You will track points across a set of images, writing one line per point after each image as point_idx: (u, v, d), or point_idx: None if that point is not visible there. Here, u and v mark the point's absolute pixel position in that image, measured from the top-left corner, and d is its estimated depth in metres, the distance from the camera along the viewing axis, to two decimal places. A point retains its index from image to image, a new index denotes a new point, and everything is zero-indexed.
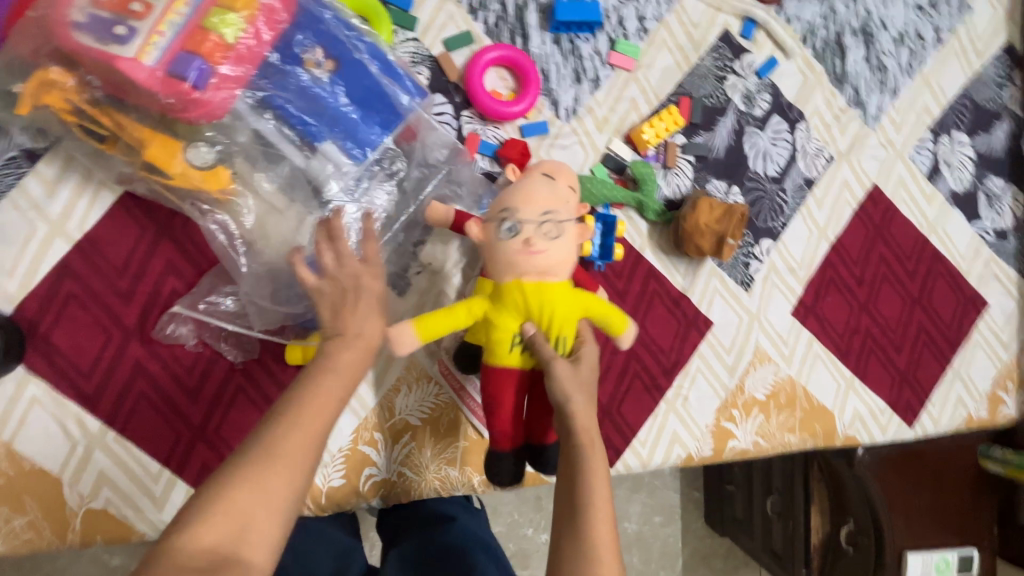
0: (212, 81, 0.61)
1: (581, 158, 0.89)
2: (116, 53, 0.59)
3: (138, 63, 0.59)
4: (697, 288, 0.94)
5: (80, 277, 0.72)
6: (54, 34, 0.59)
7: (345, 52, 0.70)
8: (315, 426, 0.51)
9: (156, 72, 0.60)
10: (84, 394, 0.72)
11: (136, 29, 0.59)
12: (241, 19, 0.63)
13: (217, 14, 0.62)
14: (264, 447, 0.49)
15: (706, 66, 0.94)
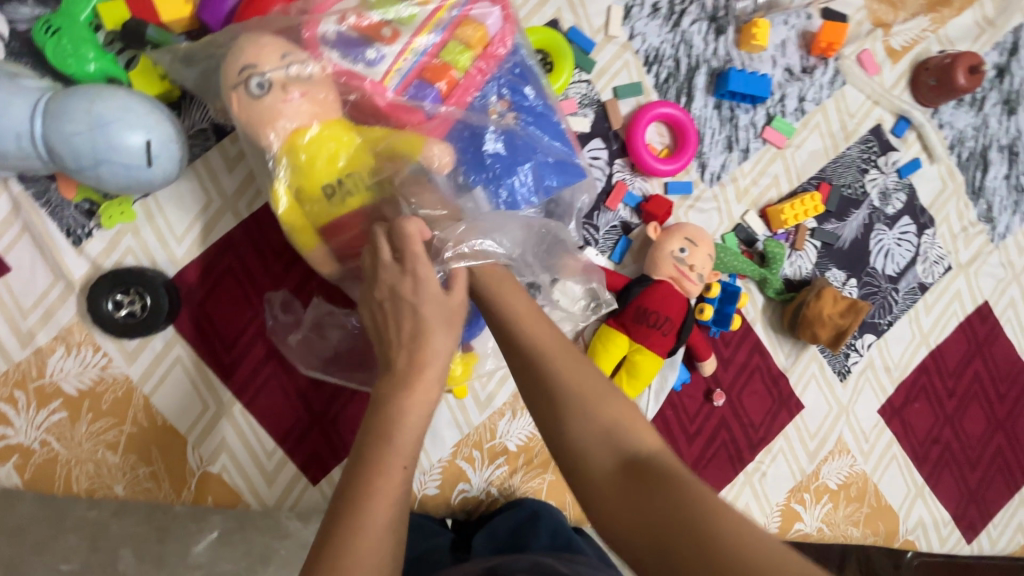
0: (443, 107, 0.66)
1: (715, 225, 0.90)
2: (362, 74, 0.63)
3: (382, 87, 0.65)
4: (796, 369, 0.95)
5: (241, 253, 0.75)
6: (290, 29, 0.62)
7: (525, 111, 0.71)
8: (382, 512, 0.43)
9: (396, 97, 0.64)
10: (222, 364, 0.75)
11: (385, 53, 0.64)
12: (472, 58, 0.67)
13: (454, 51, 0.66)
14: (332, 562, 0.41)
15: (852, 156, 0.95)
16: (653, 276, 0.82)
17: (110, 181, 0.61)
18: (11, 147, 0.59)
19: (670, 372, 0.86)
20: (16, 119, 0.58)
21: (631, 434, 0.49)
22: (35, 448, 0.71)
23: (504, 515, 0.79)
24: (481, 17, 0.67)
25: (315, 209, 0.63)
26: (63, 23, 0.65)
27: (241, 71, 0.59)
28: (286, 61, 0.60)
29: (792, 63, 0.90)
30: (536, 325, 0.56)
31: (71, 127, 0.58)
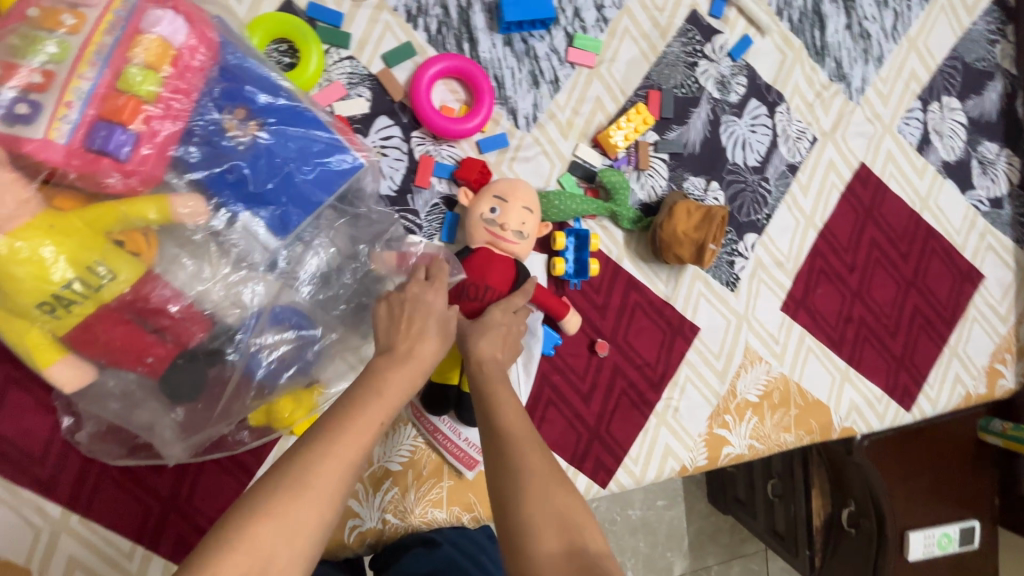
0: (139, 149, 0.56)
1: (546, 171, 0.83)
2: (23, 135, 0.52)
3: (52, 143, 0.52)
4: (680, 294, 0.89)
5: (14, 359, 0.66)
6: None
7: (271, 114, 0.63)
8: (350, 454, 0.45)
9: (75, 149, 0.53)
10: (39, 480, 0.68)
11: (41, 103, 0.52)
12: (161, 79, 0.57)
13: (132, 77, 0.55)
14: (280, 491, 0.41)
15: (675, 53, 0.86)
16: (474, 244, 0.74)
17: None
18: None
19: (536, 342, 0.79)
20: None
21: (582, 529, 0.47)
22: None
23: (413, 553, 0.73)
24: (154, 26, 0.57)
25: (41, 318, 0.55)
26: None
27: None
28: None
29: None
30: (516, 416, 0.53)
31: None
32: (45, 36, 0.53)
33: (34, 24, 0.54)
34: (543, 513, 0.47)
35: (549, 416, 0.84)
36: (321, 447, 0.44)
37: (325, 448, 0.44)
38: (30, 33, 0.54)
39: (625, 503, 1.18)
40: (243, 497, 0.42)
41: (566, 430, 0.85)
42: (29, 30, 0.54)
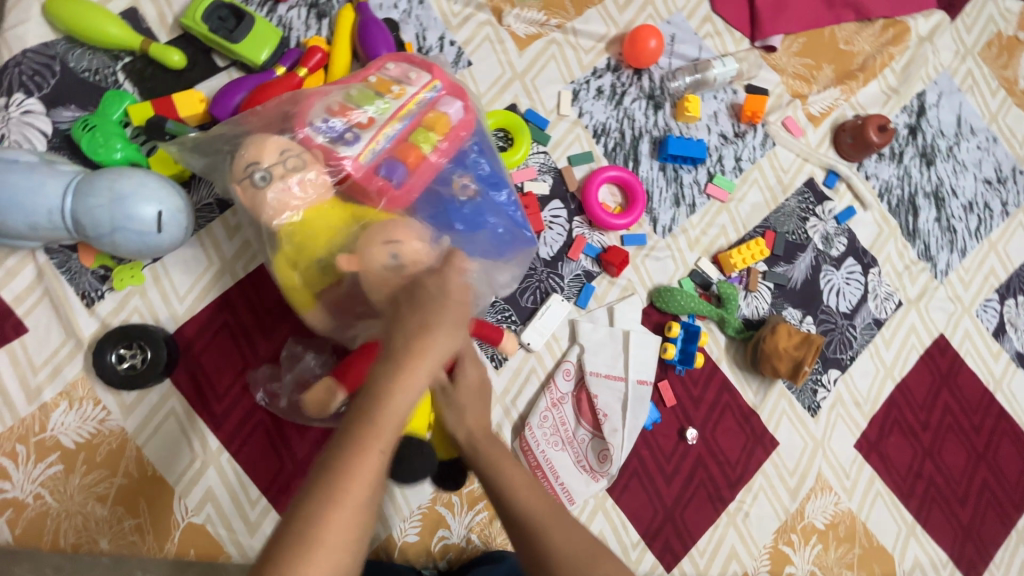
0: (408, 180, 0.75)
1: (671, 271, 0.99)
2: (342, 152, 0.73)
3: (359, 162, 0.73)
4: (766, 406, 0.99)
5: (235, 310, 0.82)
6: (285, 115, 0.75)
7: (487, 185, 0.81)
8: (335, 547, 0.45)
9: (369, 170, 0.73)
10: (212, 414, 0.80)
11: (360, 135, 0.74)
12: (437, 141, 0.77)
13: (421, 134, 0.77)
14: (301, 548, 0.44)
15: (791, 206, 1.05)
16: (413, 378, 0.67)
17: (129, 246, 0.71)
18: (43, 221, 0.68)
19: (640, 411, 0.88)
20: (48, 194, 0.68)
21: None
22: (28, 502, 0.74)
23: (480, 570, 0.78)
24: (446, 108, 0.79)
25: (297, 279, 0.70)
26: (97, 120, 0.77)
27: (247, 168, 0.68)
28: (275, 142, 0.70)
29: (725, 130, 1.03)
30: (524, 491, 0.63)
31: (94, 201, 0.68)
32: (377, 96, 0.77)
33: (372, 87, 0.78)
34: None
35: (632, 486, 0.91)
36: (324, 500, 0.46)
37: (327, 498, 0.45)
38: (366, 91, 0.77)
39: None
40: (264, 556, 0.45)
41: (644, 504, 0.91)
42: (367, 90, 0.77)
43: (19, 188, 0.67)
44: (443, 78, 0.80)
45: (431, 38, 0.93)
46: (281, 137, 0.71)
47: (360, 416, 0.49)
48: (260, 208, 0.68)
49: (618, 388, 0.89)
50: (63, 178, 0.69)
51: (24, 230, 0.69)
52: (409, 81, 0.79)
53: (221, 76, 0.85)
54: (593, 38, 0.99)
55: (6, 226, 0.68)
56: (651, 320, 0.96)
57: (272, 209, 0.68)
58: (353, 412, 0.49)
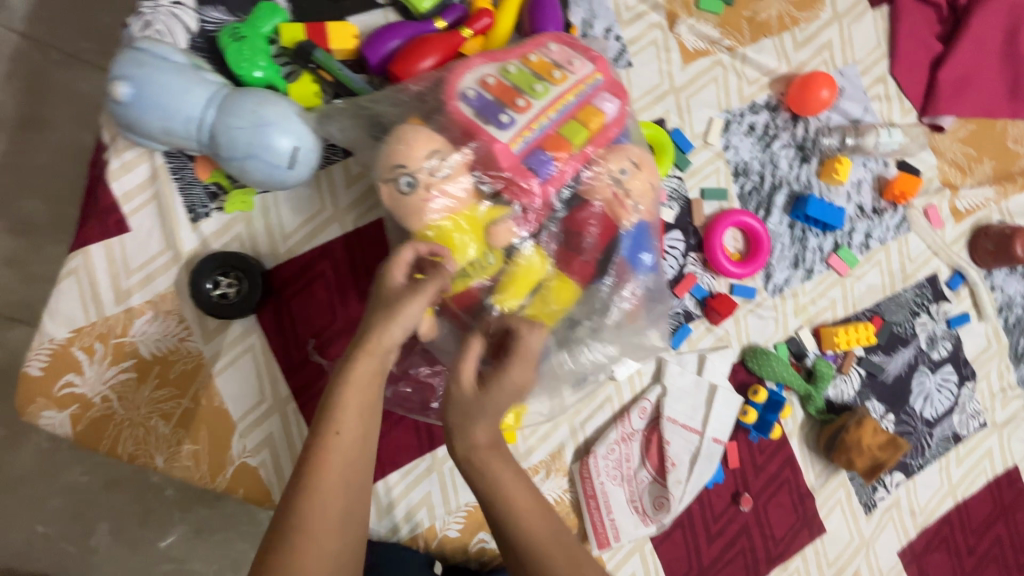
0: (553, 174, 0.68)
1: (770, 332, 0.94)
2: (493, 133, 0.65)
3: (509, 148, 0.66)
4: (824, 492, 0.96)
5: (335, 261, 0.79)
6: (439, 104, 0.67)
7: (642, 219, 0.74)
8: (321, 527, 0.47)
9: (518, 158, 0.66)
10: (289, 361, 0.77)
11: (516, 120, 0.67)
12: (588, 136, 0.70)
13: (574, 128, 0.69)
14: (288, 535, 0.46)
15: (907, 297, 0.99)
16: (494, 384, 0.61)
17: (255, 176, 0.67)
18: (179, 128, 0.64)
19: (706, 468, 0.85)
20: (190, 102, 0.63)
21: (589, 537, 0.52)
22: (95, 402, 0.73)
23: None
24: (603, 104, 0.71)
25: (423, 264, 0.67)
26: (247, 31, 0.72)
27: (394, 169, 0.62)
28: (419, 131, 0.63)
29: (864, 201, 0.97)
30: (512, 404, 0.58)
31: (236, 122, 0.64)
32: (536, 79, 0.69)
33: (531, 67, 0.70)
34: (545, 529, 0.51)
35: (673, 536, 0.89)
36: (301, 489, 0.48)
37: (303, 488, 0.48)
38: (524, 71, 0.70)
39: None
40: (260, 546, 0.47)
41: (681, 557, 0.89)
42: (526, 70, 0.70)
43: (164, 88, 0.63)
44: (607, 74, 0.72)
45: (599, 28, 0.85)
46: (425, 117, 0.66)
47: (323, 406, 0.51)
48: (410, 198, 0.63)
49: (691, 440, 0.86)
50: (208, 89, 0.64)
51: (157, 133, 0.65)
52: (572, 68, 0.71)
53: (377, 13, 0.79)
54: (761, 70, 0.92)
55: (138, 122, 0.64)
56: (736, 377, 0.92)
57: (418, 215, 0.63)
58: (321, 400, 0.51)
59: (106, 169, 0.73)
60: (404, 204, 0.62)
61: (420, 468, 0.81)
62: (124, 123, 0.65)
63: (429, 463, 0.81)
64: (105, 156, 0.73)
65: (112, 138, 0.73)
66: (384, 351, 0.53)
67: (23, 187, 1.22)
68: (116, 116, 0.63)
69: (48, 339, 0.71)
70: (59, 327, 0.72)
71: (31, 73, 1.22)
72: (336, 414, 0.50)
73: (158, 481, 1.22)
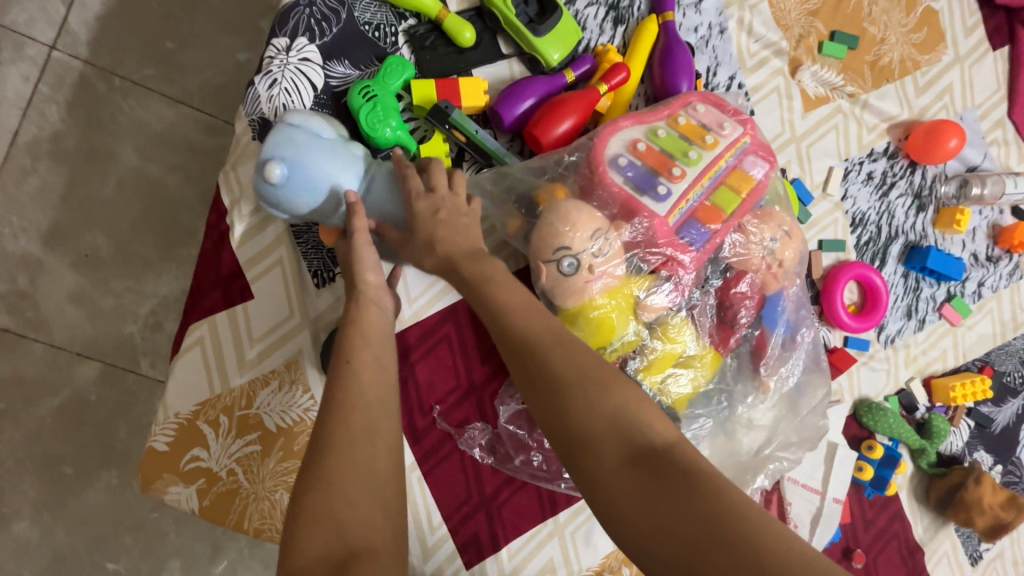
0: (705, 245, 0.65)
1: (882, 384, 0.92)
2: (649, 207, 0.63)
3: (666, 221, 0.63)
4: (932, 544, 0.94)
5: (460, 325, 0.76)
6: (591, 175, 0.65)
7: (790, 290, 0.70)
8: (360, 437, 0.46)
9: (673, 232, 0.64)
10: (414, 428, 0.75)
11: (671, 191, 0.64)
12: (740, 205, 0.67)
13: (726, 196, 0.66)
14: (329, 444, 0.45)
15: (1016, 346, 0.97)
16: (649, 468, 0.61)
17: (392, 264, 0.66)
18: (327, 206, 0.61)
19: (827, 529, 0.84)
20: (345, 181, 0.62)
21: (643, 423, 0.44)
22: (220, 476, 0.70)
23: None
24: (752, 169, 0.68)
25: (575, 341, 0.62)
26: (378, 89, 0.69)
27: (556, 250, 0.59)
28: (581, 208, 0.60)
29: (979, 250, 0.94)
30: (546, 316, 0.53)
31: (387, 202, 0.63)
32: (687, 144, 0.66)
33: (679, 131, 0.67)
34: (598, 423, 0.45)
35: None
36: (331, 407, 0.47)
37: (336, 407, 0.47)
38: (674, 135, 0.67)
39: None
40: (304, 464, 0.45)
41: None
42: (675, 134, 0.67)
43: (323, 166, 0.60)
44: (756, 136, 0.69)
45: (722, 75, 0.82)
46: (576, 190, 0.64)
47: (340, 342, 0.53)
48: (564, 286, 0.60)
49: (811, 500, 0.84)
50: (359, 167, 0.63)
51: (302, 210, 0.61)
52: (721, 131, 0.68)
53: (501, 65, 0.76)
54: (880, 116, 0.89)
55: (287, 202, 0.60)
56: (851, 431, 0.90)
57: (579, 296, 0.60)
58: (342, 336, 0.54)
59: (231, 235, 0.70)
60: (566, 284, 0.59)
61: (541, 534, 0.78)
62: (266, 202, 0.61)
63: (552, 528, 0.79)
64: (229, 221, 0.70)
65: (236, 202, 0.70)
66: (377, 299, 0.58)
67: (89, 220, 1.10)
68: (264, 197, 0.60)
69: (173, 413, 0.69)
70: (184, 400, 0.69)
71: (92, 102, 1.11)
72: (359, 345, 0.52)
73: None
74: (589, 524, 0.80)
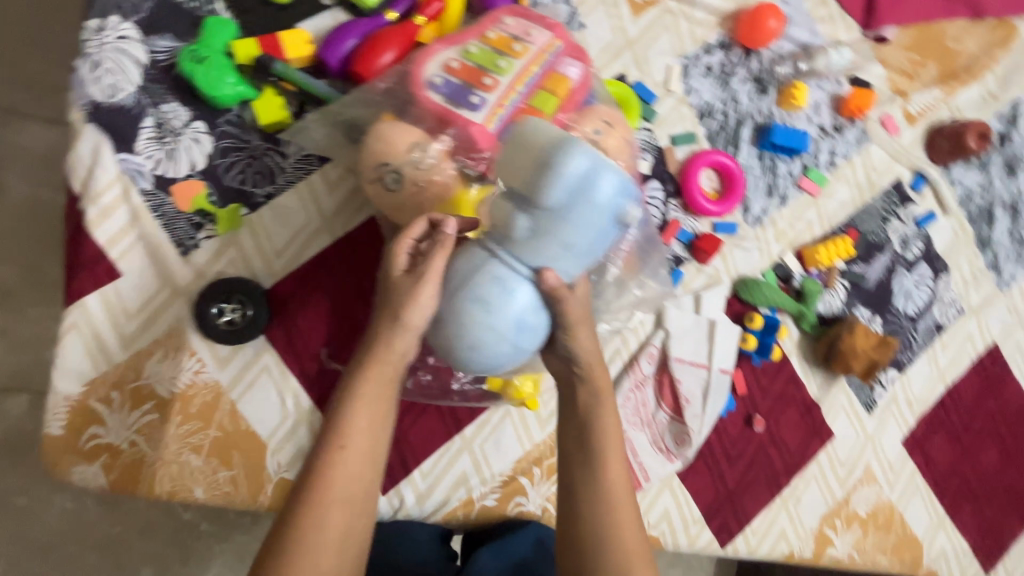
0: None
1: (756, 262, 0.98)
2: (467, 117, 0.66)
3: (484, 126, 0.67)
4: (827, 400, 1.02)
5: (333, 270, 0.80)
6: (409, 96, 0.68)
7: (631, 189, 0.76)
8: (332, 535, 0.52)
9: (495, 136, 0.67)
10: (307, 372, 0.79)
11: (486, 99, 0.68)
12: (559, 106, 0.72)
13: (542, 98, 0.71)
14: (298, 528, 0.51)
15: (876, 206, 1.04)
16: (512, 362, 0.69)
17: (474, 325, 0.59)
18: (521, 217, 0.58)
19: (717, 398, 0.91)
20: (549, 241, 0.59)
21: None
22: (123, 448, 0.73)
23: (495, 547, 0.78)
24: (566, 70, 0.73)
25: None
26: (205, 51, 0.72)
27: (378, 167, 0.64)
28: (398, 128, 0.64)
29: (825, 122, 1.00)
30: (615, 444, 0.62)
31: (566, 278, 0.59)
32: (497, 56, 0.70)
33: (491, 45, 0.71)
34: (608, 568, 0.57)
35: (696, 467, 0.95)
36: (309, 499, 0.52)
37: (310, 504, 0.52)
38: (486, 50, 0.71)
39: None
40: (282, 530, 0.52)
41: (707, 485, 0.95)
42: (486, 48, 0.71)
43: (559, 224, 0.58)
44: (565, 38, 0.74)
45: None
46: (394, 113, 0.68)
47: (333, 422, 0.56)
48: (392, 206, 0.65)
49: (699, 374, 0.91)
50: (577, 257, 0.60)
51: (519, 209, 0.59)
52: (530, 39, 0.72)
53: (324, 15, 0.78)
54: (707, 12, 0.95)
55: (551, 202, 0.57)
56: (732, 309, 0.96)
57: (411, 208, 0.64)
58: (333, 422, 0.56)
59: (84, 219, 0.72)
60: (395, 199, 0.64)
61: (451, 450, 0.84)
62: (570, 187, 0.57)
63: (460, 444, 0.84)
64: (79, 207, 0.72)
65: (82, 186, 0.72)
66: (382, 367, 0.58)
67: None
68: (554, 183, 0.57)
69: (62, 398, 0.72)
70: (72, 383, 0.72)
71: None
72: (337, 433, 0.55)
73: (192, 515, 1.14)
74: (497, 432, 0.86)
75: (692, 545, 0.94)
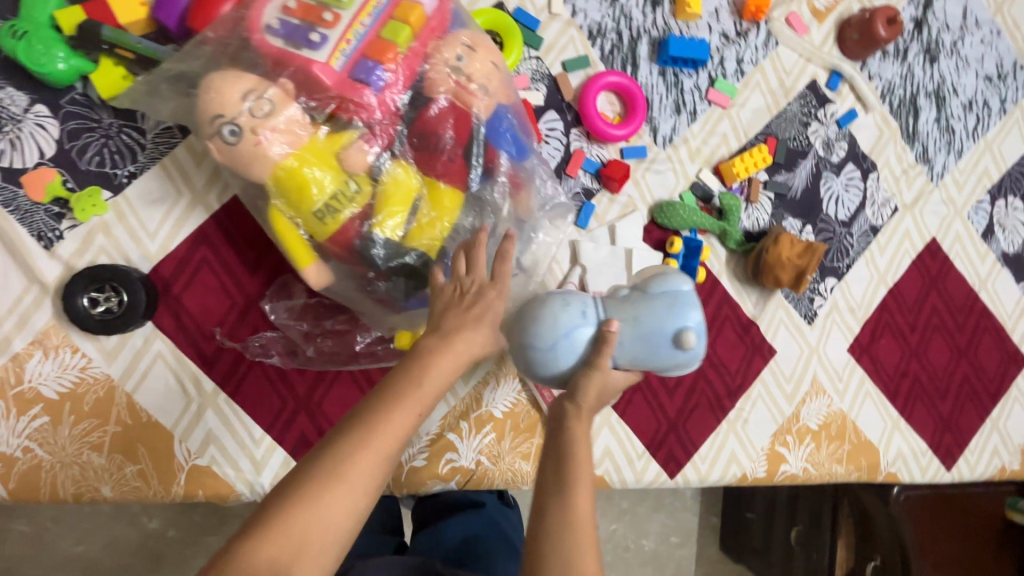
0: (386, 83, 0.66)
1: (672, 184, 0.95)
2: (308, 57, 0.62)
3: (329, 66, 0.62)
4: (764, 317, 0.99)
5: (214, 245, 0.76)
6: (245, 41, 0.63)
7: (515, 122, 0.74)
8: (356, 481, 0.49)
9: (343, 75, 0.64)
10: (203, 354, 0.76)
11: (328, 36, 0.63)
12: (414, 35, 0.67)
13: (393, 28, 0.66)
14: (333, 463, 0.49)
15: (793, 111, 1.00)
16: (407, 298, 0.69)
17: (553, 312, 0.65)
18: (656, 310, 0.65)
19: None
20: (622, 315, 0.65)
21: None
22: (17, 456, 0.70)
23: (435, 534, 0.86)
24: None
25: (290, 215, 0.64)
26: (27, 26, 0.68)
27: (213, 121, 0.59)
28: (230, 76, 0.60)
29: (727, 29, 0.96)
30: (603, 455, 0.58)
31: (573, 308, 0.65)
32: None
33: None
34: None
35: (635, 401, 0.93)
36: (354, 433, 0.50)
37: (357, 440, 0.50)
38: None
39: (639, 533, 1.31)
40: (311, 457, 0.50)
41: (648, 417, 0.93)
42: None
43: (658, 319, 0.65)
44: None
45: None
46: (230, 61, 0.63)
47: (409, 373, 0.54)
48: (239, 159, 0.60)
49: None
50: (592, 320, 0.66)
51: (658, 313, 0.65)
52: None
53: None
54: None
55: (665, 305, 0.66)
56: (652, 236, 0.93)
57: (258, 160, 0.60)
58: (401, 371, 0.54)
59: None
60: (237, 153, 0.60)
61: None
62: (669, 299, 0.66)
63: None
64: None
65: None
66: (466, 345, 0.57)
67: None
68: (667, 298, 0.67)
69: None
70: None
71: None
72: (409, 387, 0.53)
73: (158, 523, 1.11)
74: None
75: (640, 479, 0.92)
